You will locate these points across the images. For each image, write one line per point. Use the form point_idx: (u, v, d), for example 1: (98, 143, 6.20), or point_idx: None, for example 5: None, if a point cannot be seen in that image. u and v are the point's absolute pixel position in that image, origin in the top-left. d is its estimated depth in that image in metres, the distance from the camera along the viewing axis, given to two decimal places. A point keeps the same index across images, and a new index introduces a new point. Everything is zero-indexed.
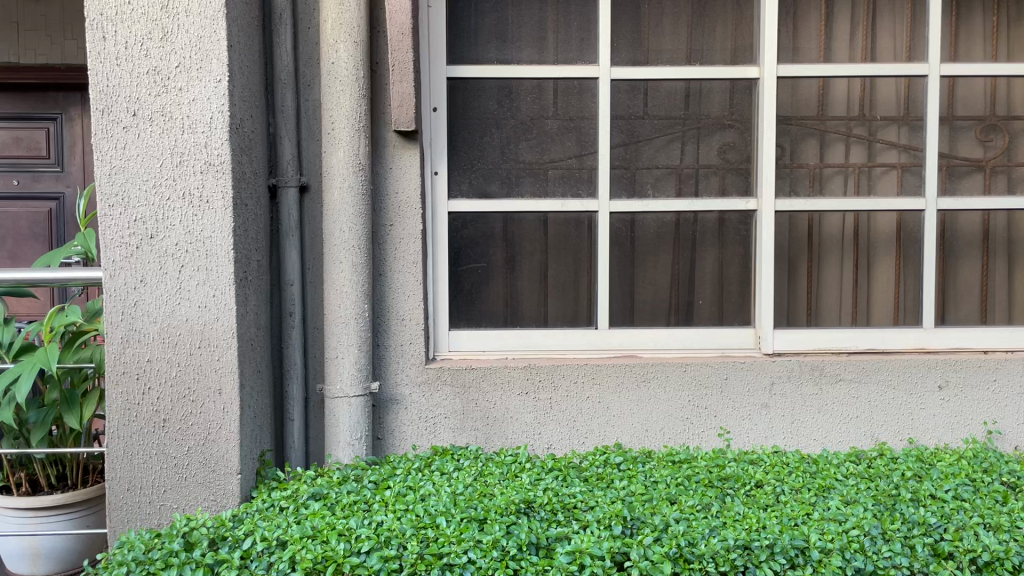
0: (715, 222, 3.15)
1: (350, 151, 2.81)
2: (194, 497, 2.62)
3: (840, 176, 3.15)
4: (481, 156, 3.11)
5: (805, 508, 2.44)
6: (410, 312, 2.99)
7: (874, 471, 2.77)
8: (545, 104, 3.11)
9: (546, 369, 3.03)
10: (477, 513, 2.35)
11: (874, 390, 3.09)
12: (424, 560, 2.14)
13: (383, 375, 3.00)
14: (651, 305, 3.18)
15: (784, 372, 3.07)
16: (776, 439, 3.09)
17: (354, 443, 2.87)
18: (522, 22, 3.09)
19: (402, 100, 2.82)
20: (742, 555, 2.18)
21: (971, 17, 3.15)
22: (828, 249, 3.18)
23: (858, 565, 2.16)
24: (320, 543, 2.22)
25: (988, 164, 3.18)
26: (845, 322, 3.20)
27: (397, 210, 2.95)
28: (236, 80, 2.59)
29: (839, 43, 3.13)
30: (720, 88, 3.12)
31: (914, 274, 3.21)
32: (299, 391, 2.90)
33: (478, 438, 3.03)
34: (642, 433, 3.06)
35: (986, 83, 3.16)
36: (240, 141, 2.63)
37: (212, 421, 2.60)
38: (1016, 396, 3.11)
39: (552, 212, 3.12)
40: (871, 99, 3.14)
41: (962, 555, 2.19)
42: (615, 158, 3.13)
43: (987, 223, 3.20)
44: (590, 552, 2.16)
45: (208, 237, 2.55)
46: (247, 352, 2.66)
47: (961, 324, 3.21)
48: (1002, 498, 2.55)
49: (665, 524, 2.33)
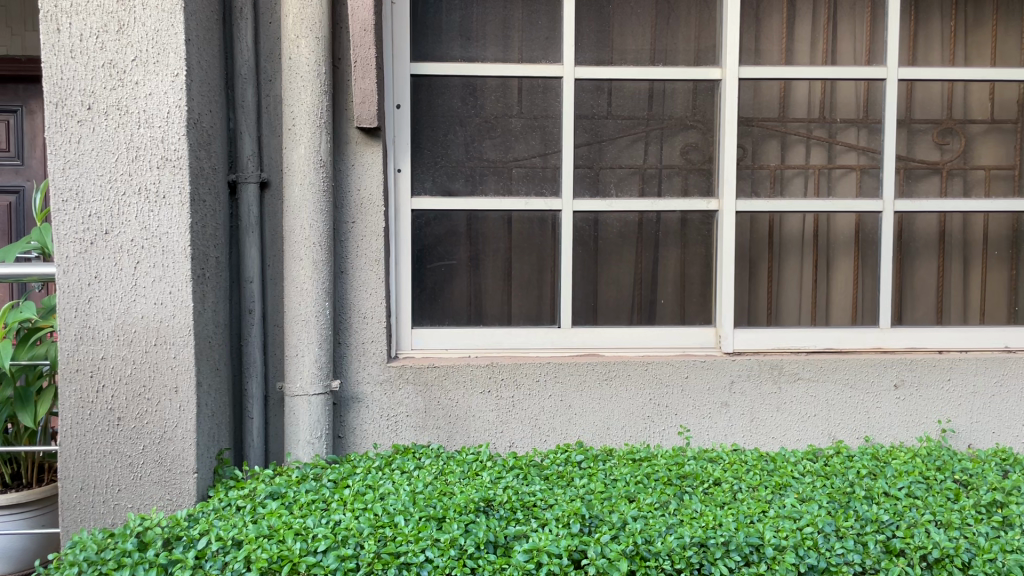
0: (677, 222, 3.17)
1: (311, 148, 2.78)
2: (150, 497, 2.59)
3: (801, 177, 3.19)
4: (445, 154, 3.10)
5: (761, 505, 2.47)
6: (372, 310, 2.97)
7: (830, 468, 2.80)
8: (509, 103, 3.11)
9: (508, 368, 3.03)
10: (435, 512, 2.34)
11: (831, 389, 3.13)
12: (381, 559, 2.13)
13: (343, 374, 2.98)
14: (614, 304, 3.19)
15: (744, 370, 3.10)
16: (736, 438, 3.12)
17: (314, 442, 2.84)
18: (487, 21, 3.08)
19: (365, 97, 2.80)
20: (698, 552, 2.20)
21: (930, 23, 3.20)
22: (789, 250, 3.22)
23: (812, 562, 2.19)
24: (276, 543, 2.20)
25: (945, 167, 3.22)
26: (804, 321, 3.24)
27: (358, 207, 2.93)
28: (194, 75, 2.56)
29: (800, 46, 3.17)
30: (683, 89, 3.14)
31: (872, 275, 3.25)
32: (258, 389, 2.87)
33: (440, 437, 3.02)
34: (603, 431, 3.07)
35: (943, 88, 3.21)
36: (198, 136, 2.59)
37: (168, 420, 2.57)
38: (969, 395, 3.17)
39: (516, 211, 3.13)
40: (832, 101, 3.18)
41: (913, 552, 2.24)
42: (579, 158, 3.14)
43: (943, 224, 3.25)
44: (547, 550, 2.17)
45: (164, 234, 2.52)
46: (205, 349, 2.63)
47: (917, 325, 3.26)
48: (954, 496, 2.59)
49: (623, 522, 2.35)
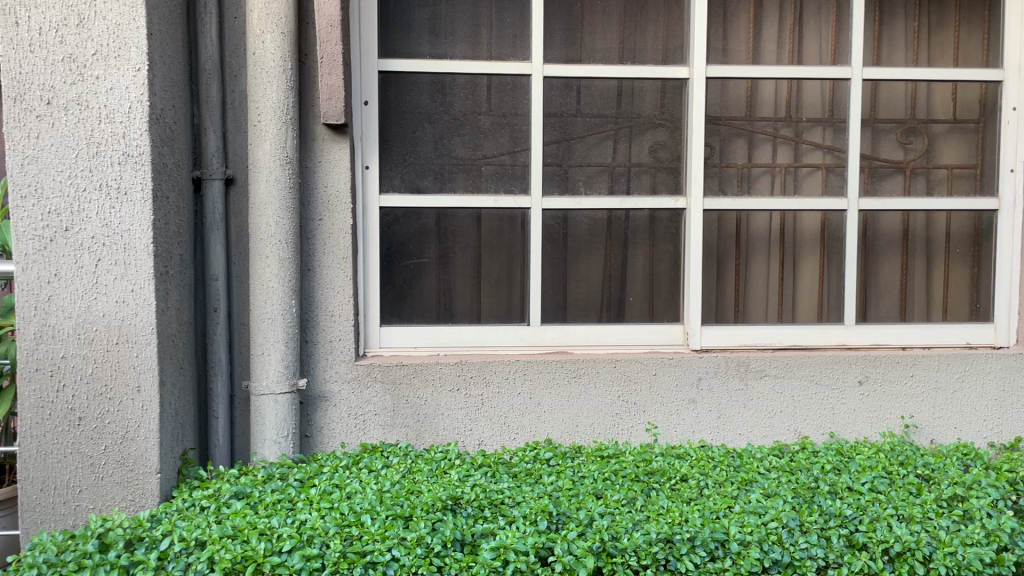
0: (646, 220, 3.19)
1: (277, 144, 2.76)
2: (111, 498, 2.56)
3: (767, 176, 3.22)
4: (414, 151, 3.09)
5: (727, 501, 2.48)
6: (339, 308, 2.95)
7: (795, 464, 2.83)
8: (478, 100, 3.10)
9: (477, 365, 3.03)
10: (403, 511, 2.33)
11: (797, 385, 3.16)
12: (347, 559, 2.13)
13: (310, 372, 2.96)
14: (583, 302, 3.20)
15: (711, 367, 3.13)
16: (703, 434, 3.14)
17: (280, 441, 2.82)
18: (456, 17, 3.07)
19: (332, 93, 2.78)
20: (664, 548, 2.22)
21: (894, 23, 3.23)
22: (755, 247, 3.25)
23: (776, 557, 2.22)
24: (240, 543, 2.18)
25: (908, 166, 3.27)
26: (771, 319, 3.26)
27: (325, 204, 2.91)
28: (156, 70, 2.53)
29: (767, 46, 3.20)
30: (651, 88, 3.15)
31: (838, 272, 3.29)
32: (223, 388, 2.84)
33: (409, 435, 3.01)
34: (571, 428, 3.08)
35: (907, 88, 3.25)
36: (161, 132, 2.56)
37: (130, 419, 2.53)
38: (932, 391, 3.21)
39: (485, 209, 3.12)
40: (798, 101, 3.21)
41: (875, 546, 2.28)
42: (548, 155, 3.14)
43: (906, 223, 3.29)
44: (514, 548, 2.19)
45: (126, 231, 2.49)
46: (168, 348, 2.60)
47: (882, 322, 3.29)
48: (916, 490, 2.63)
49: (590, 518, 2.35)
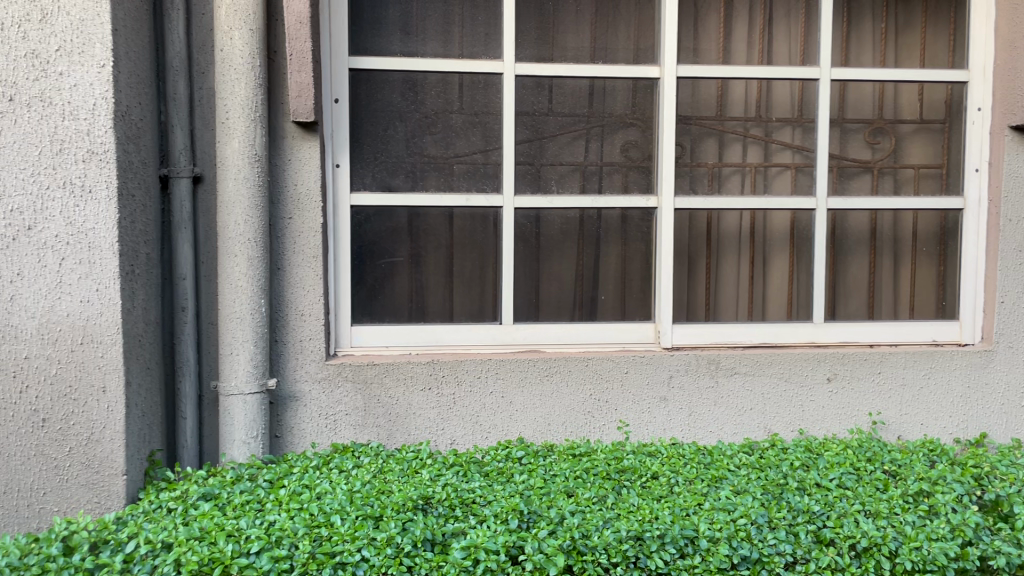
0: (618, 218, 3.20)
1: (245, 142, 2.74)
2: (76, 500, 2.52)
3: (737, 175, 3.24)
4: (385, 149, 3.07)
5: (697, 498, 2.50)
6: (309, 307, 2.93)
7: (765, 460, 2.85)
8: (450, 98, 3.09)
9: (449, 364, 3.02)
10: (373, 511, 2.32)
11: (767, 382, 3.19)
12: (316, 560, 2.11)
13: (280, 372, 2.93)
14: (555, 300, 3.20)
15: (682, 364, 3.15)
16: (675, 432, 3.15)
17: (249, 442, 2.79)
18: (427, 15, 3.06)
19: (301, 90, 2.76)
20: (634, 546, 2.23)
21: (862, 24, 3.27)
22: (726, 246, 3.27)
23: (744, 553, 2.24)
24: (207, 544, 2.16)
25: (876, 166, 3.31)
26: (741, 317, 3.29)
27: (295, 203, 2.89)
28: (122, 67, 2.50)
29: (737, 46, 3.22)
30: (623, 87, 3.16)
31: (807, 270, 3.32)
32: (191, 388, 2.81)
33: (380, 435, 3.00)
34: (543, 427, 3.08)
35: (874, 88, 3.29)
36: (126, 129, 2.53)
37: (95, 420, 2.50)
38: (899, 388, 3.25)
39: (457, 208, 3.11)
40: (768, 101, 3.24)
41: (843, 541, 2.31)
42: (520, 154, 3.14)
43: (874, 222, 3.33)
44: (484, 547, 2.19)
45: (91, 229, 2.45)
46: (134, 348, 2.57)
47: (850, 320, 3.33)
48: (883, 486, 2.66)
49: (561, 516, 2.36)
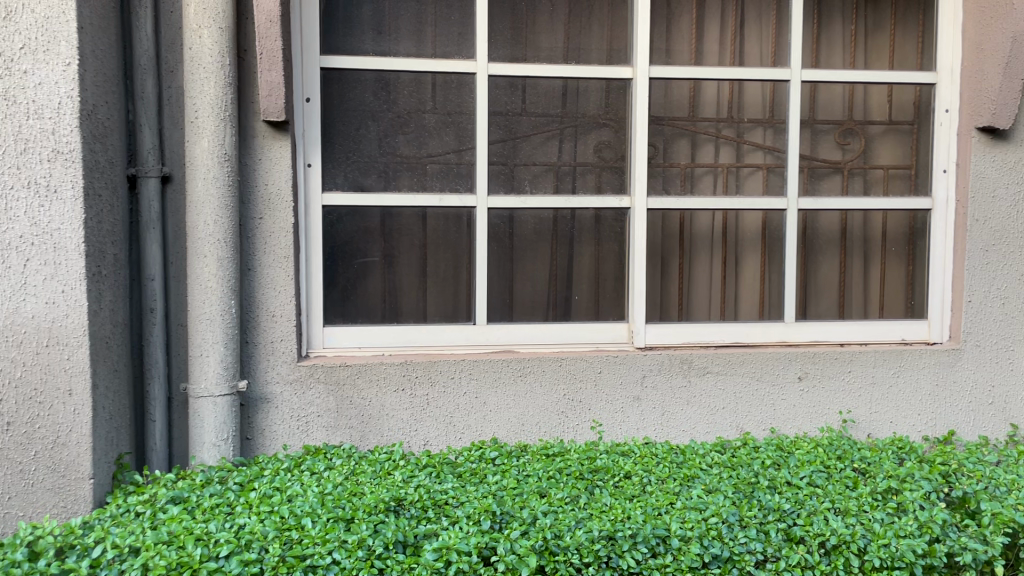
0: (591, 219, 3.20)
1: (215, 142, 2.71)
2: (42, 504, 2.48)
3: (710, 176, 3.26)
4: (358, 148, 3.05)
5: (669, 497, 2.51)
6: (281, 308, 2.91)
7: (736, 459, 2.87)
8: (423, 98, 3.08)
9: (422, 365, 3.01)
10: (344, 513, 2.30)
11: (739, 381, 3.21)
12: (286, 563, 2.10)
13: (251, 373, 2.91)
14: (529, 300, 3.20)
15: (655, 364, 3.16)
16: (648, 431, 3.16)
17: (219, 444, 2.77)
18: (400, 15, 3.05)
19: (271, 90, 2.74)
20: (606, 546, 2.24)
21: (832, 26, 3.30)
22: (698, 246, 3.29)
23: (715, 552, 2.25)
24: (176, 548, 2.14)
25: (846, 166, 3.34)
26: (713, 317, 3.31)
27: (266, 203, 2.86)
28: (88, 65, 2.46)
29: (709, 48, 3.24)
30: (596, 88, 3.17)
31: (779, 270, 3.34)
32: (160, 391, 2.78)
33: (353, 436, 2.98)
34: (517, 427, 3.08)
35: (844, 90, 3.32)
36: (93, 128, 2.50)
37: (61, 424, 2.46)
38: (869, 386, 3.28)
39: (430, 208, 3.10)
40: (739, 102, 3.26)
41: (812, 539, 2.33)
42: (494, 154, 3.13)
43: (844, 222, 3.36)
44: (456, 548, 2.18)
45: (56, 230, 2.42)
46: (101, 350, 2.53)
47: (821, 319, 3.36)
48: (853, 484, 2.68)
49: (533, 517, 2.36)
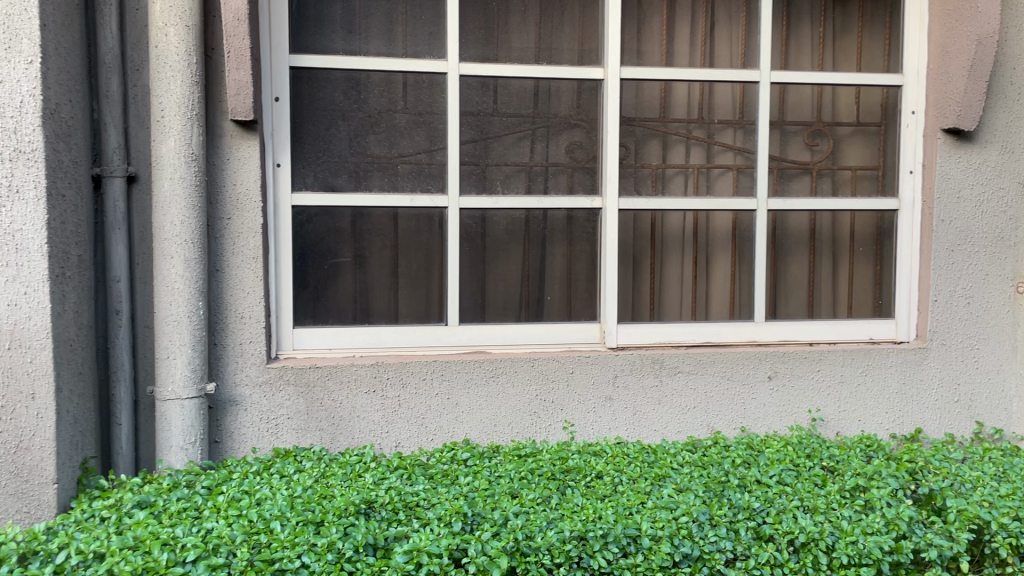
0: (563, 219, 3.20)
1: (182, 141, 2.67)
2: (4, 510, 2.44)
3: (681, 176, 3.28)
4: (328, 148, 3.03)
5: (640, 497, 2.51)
6: (250, 309, 2.88)
7: (707, 458, 2.89)
8: (394, 97, 3.07)
9: (393, 367, 2.99)
10: (314, 516, 2.28)
11: (710, 381, 3.22)
12: (254, 567, 2.08)
13: (220, 376, 2.87)
14: (501, 301, 3.19)
15: (627, 364, 3.17)
16: (619, 431, 3.17)
17: (187, 447, 2.73)
18: (370, 14, 3.03)
19: (239, 89, 2.71)
20: (577, 546, 2.24)
21: (800, 28, 3.33)
22: (670, 246, 3.30)
23: (686, 551, 2.26)
24: (141, 554, 2.10)
25: (815, 167, 3.37)
26: (685, 317, 3.33)
27: (234, 203, 2.83)
28: (50, 63, 2.42)
29: (680, 49, 3.26)
30: (568, 88, 3.17)
31: (749, 270, 3.36)
32: (126, 393, 2.74)
33: (323, 439, 2.96)
34: (489, 428, 3.08)
35: (813, 92, 3.35)
36: (56, 127, 2.45)
37: (24, 428, 2.42)
38: (838, 385, 3.32)
39: (401, 208, 3.08)
40: (709, 103, 3.28)
41: (781, 537, 2.35)
42: (465, 155, 3.12)
43: (814, 223, 3.40)
44: (427, 550, 2.17)
45: (18, 230, 2.38)
46: (65, 353, 2.49)
47: (790, 318, 3.39)
48: (821, 482, 2.71)
49: (505, 518, 2.35)
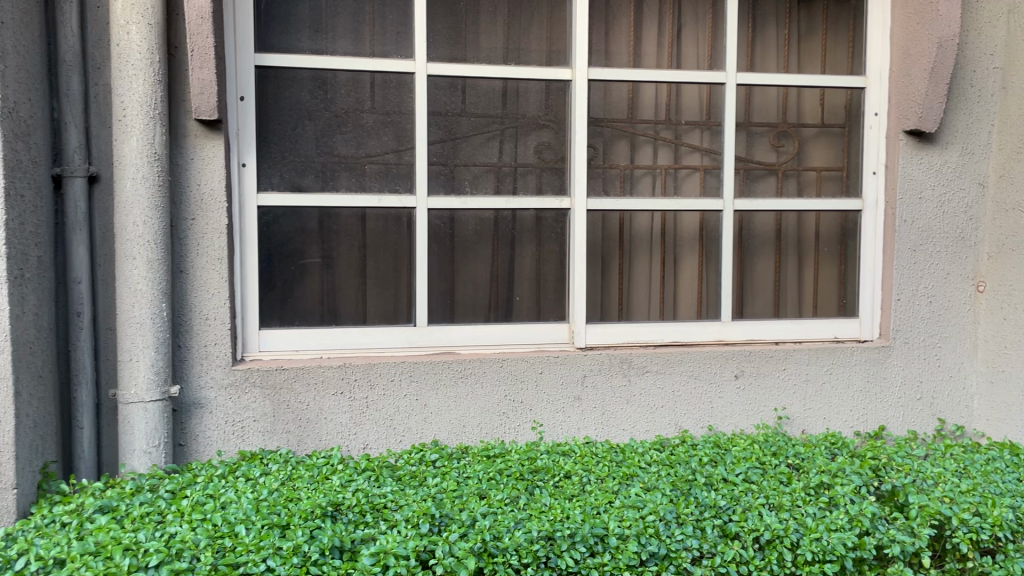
0: (532, 220, 3.21)
1: (144, 140, 2.64)
2: None
3: (648, 177, 3.30)
4: (294, 148, 3.01)
5: (608, 496, 2.52)
6: (214, 310, 2.85)
7: (674, 457, 2.90)
8: (361, 97, 3.05)
9: (361, 368, 2.97)
10: (279, 520, 2.26)
11: (678, 380, 3.25)
12: (218, 571, 2.06)
13: (184, 378, 2.84)
14: (470, 301, 3.19)
15: (595, 364, 3.18)
16: (588, 430, 3.18)
17: (150, 451, 2.69)
18: (336, 13, 3.01)
19: (203, 88, 2.68)
20: (545, 546, 2.24)
21: (766, 30, 3.37)
22: (638, 246, 3.32)
23: (653, 549, 2.27)
24: (103, 559, 2.07)
25: (780, 168, 3.41)
26: (653, 317, 3.35)
27: (199, 203, 2.80)
28: (8, 60, 2.37)
29: (647, 51, 3.28)
30: (536, 89, 3.17)
31: (716, 270, 3.39)
32: (88, 397, 2.70)
33: (290, 441, 2.94)
34: (458, 429, 3.07)
35: (778, 93, 3.38)
36: (15, 126, 2.41)
37: None
38: (803, 383, 3.36)
39: (369, 208, 3.06)
40: (677, 104, 3.30)
41: (747, 534, 2.38)
42: (433, 155, 3.12)
43: (779, 223, 3.43)
44: (394, 552, 2.16)
45: None
46: (25, 356, 2.44)
47: (757, 318, 3.42)
48: (786, 479, 2.74)
49: (472, 519, 2.35)
